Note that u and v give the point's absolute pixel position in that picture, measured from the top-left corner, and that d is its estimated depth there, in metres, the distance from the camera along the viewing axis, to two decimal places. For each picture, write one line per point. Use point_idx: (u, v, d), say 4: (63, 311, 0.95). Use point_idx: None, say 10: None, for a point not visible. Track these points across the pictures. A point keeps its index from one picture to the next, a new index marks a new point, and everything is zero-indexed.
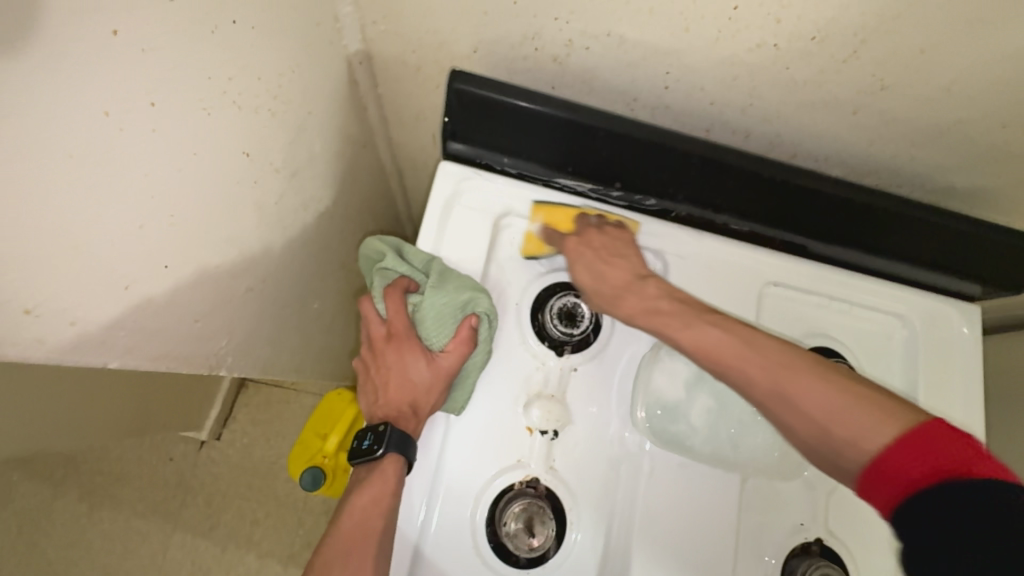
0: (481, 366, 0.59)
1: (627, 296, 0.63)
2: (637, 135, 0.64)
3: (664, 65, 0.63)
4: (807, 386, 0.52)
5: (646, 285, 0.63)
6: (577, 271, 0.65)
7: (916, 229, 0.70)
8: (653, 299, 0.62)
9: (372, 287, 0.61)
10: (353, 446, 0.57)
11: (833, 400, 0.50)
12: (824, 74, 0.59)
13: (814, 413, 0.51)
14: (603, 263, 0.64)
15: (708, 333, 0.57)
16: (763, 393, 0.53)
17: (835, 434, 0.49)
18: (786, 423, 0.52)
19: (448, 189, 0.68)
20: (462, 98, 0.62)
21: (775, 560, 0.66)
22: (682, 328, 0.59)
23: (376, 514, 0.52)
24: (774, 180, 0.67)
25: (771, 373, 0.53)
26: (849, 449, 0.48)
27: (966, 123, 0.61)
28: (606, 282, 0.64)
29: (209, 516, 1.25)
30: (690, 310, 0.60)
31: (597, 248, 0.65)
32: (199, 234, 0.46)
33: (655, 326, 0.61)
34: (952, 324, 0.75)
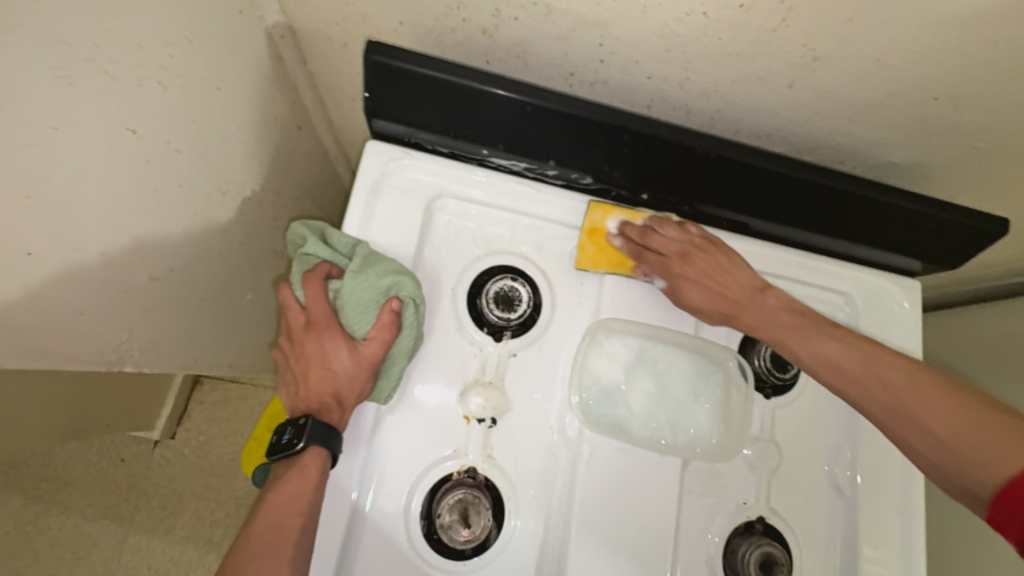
0: (408, 352, 0.57)
1: (749, 309, 0.65)
2: (567, 110, 0.61)
3: (597, 37, 0.61)
4: (929, 405, 0.51)
5: (767, 297, 0.64)
6: (690, 294, 0.66)
7: (853, 203, 0.69)
8: (776, 310, 0.64)
9: (289, 275, 0.57)
10: (272, 442, 0.54)
11: (958, 420, 0.48)
12: (755, 44, 0.58)
13: (939, 433, 0.49)
14: (720, 284, 0.65)
15: (831, 347, 0.59)
16: (883, 409, 0.54)
17: (964, 456, 0.47)
18: (910, 445, 0.52)
19: (377, 170, 0.65)
20: (379, 72, 0.58)
21: (718, 538, 0.66)
22: (803, 343, 0.61)
23: (294, 510, 0.51)
24: (710, 156, 0.65)
25: (893, 390, 0.53)
26: (978, 475, 0.45)
27: (898, 94, 0.61)
28: (725, 298, 0.65)
29: (165, 518, 1.20)
30: (814, 323, 0.61)
31: (706, 271, 0.65)
32: (69, 217, 0.44)
33: (778, 337, 0.63)
34: (892, 300, 0.76)
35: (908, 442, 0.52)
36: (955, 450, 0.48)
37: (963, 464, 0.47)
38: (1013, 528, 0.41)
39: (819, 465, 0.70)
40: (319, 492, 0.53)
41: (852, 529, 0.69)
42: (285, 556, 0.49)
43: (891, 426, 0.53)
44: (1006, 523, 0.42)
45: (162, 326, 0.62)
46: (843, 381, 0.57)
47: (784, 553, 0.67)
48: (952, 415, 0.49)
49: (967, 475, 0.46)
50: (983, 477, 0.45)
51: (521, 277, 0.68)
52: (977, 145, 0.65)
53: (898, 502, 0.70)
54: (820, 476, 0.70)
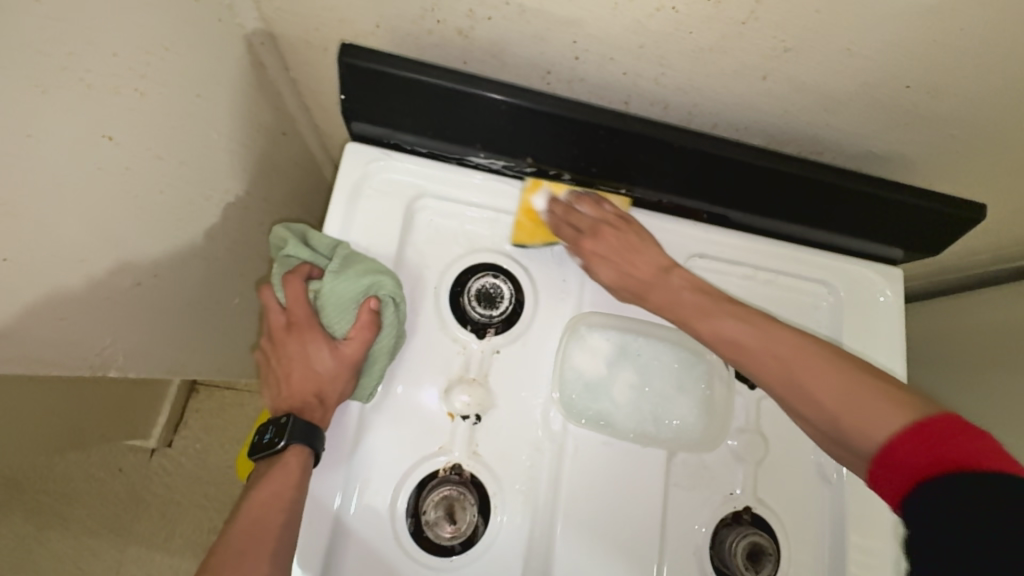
0: (388, 350, 0.57)
1: (653, 288, 0.65)
2: (542, 107, 0.62)
3: (571, 35, 0.62)
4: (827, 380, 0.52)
5: (672, 278, 0.65)
6: (600, 270, 0.66)
7: (832, 192, 0.69)
8: (678, 290, 0.64)
9: (270, 276, 0.58)
10: (253, 441, 0.55)
11: (840, 388, 0.51)
12: (727, 38, 0.58)
13: (828, 404, 0.52)
14: (629, 260, 0.66)
15: (729, 325, 0.60)
16: (790, 382, 0.55)
17: (846, 422, 0.50)
18: (800, 410, 0.55)
19: (357, 172, 0.66)
20: (355, 74, 0.59)
21: (706, 530, 0.66)
22: (704, 319, 0.61)
23: (275, 508, 0.51)
24: (687, 149, 0.66)
25: (785, 363, 0.55)
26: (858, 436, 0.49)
27: (871, 84, 0.61)
28: (631, 278, 0.66)
29: (163, 526, 1.20)
30: (713, 301, 0.62)
31: (615, 246, 0.66)
32: (46, 224, 0.45)
33: (678, 317, 0.64)
34: (875, 289, 0.76)
35: (803, 412, 0.54)
36: (841, 421, 0.51)
37: (840, 429, 0.51)
38: (893, 489, 0.44)
39: (805, 455, 0.71)
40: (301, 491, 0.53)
41: (841, 518, 0.69)
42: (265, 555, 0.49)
43: (791, 403, 0.55)
44: (886, 487, 0.45)
45: (147, 331, 0.63)
46: (746, 356, 0.58)
47: (772, 542, 0.67)
48: (833, 385, 0.52)
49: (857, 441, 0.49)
50: (861, 439, 0.49)
51: (503, 274, 0.68)
52: (952, 132, 0.66)
53: None
54: (807, 465, 0.70)
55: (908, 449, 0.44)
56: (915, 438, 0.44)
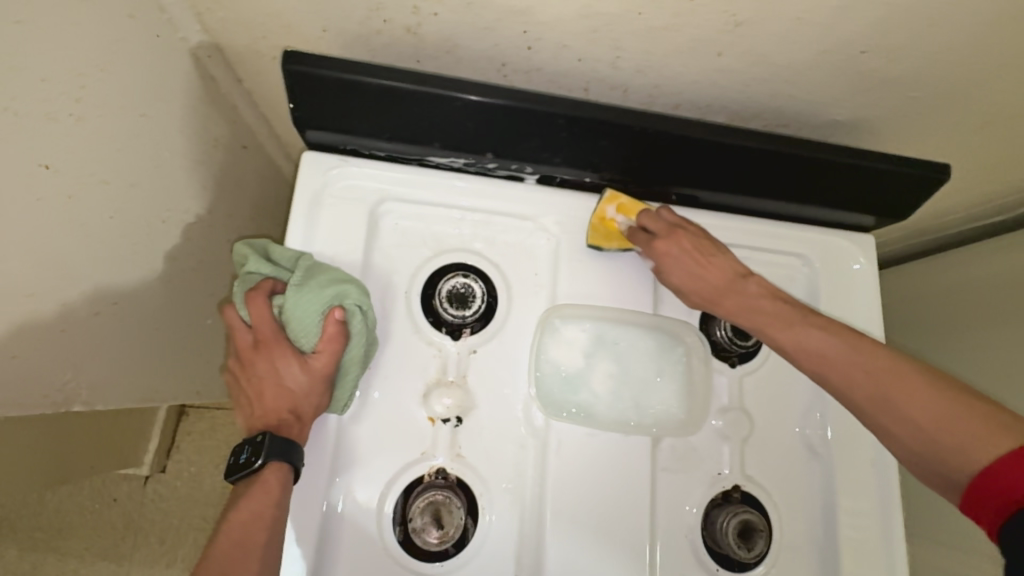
0: (361, 360, 0.56)
1: (728, 296, 0.62)
2: (497, 101, 0.60)
3: (521, 25, 0.60)
4: (911, 392, 0.48)
5: (749, 282, 0.62)
6: (672, 272, 0.64)
7: (797, 164, 0.69)
8: (757, 297, 0.61)
9: (232, 295, 0.56)
10: (229, 463, 0.52)
11: (941, 408, 0.47)
12: (678, 17, 0.57)
13: (922, 423, 0.47)
14: (700, 265, 0.63)
15: (811, 334, 0.55)
16: (863, 397, 0.51)
17: (939, 443, 0.46)
18: (882, 427, 0.50)
19: (315, 180, 0.64)
20: (300, 81, 0.57)
21: (697, 510, 0.66)
22: (785, 329, 0.57)
23: (258, 526, 0.49)
24: (648, 132, 0.65)
25: (874, 381, 0.50)
26: (956, 459, 0.44)
27: (826, 53, 0.61)
28: (708, 282, 0.63)
29: (163, 552, 1.19)
30: (793, 309, 0.58)
31: (691, 248, 0.63)
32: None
33: (756, 325, 0.59)
34: (847, 258, 0.76)
35: (890, 430, 0.49)
36: (935, 441, 0.46)
37: (937, 450, 0.46)
38: (985, 515, 0.41)
39: (790, 427, 0.71)
40: (282, 507, 0.51)
41: (829, 489, 0.69)
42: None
43: (869, 411, 0.51)
44: (975, 508, 0.42)
45: (113, 359, 0.62)
46: (824, 368, 0.54)
47: (763, 519, 0.67)
48: (928, 401, 0.47)
49: (947, 465, 0.45)
50: (963, 464, 0.44)
51: (473, 273, 0.68)
52: (912, 95, 0.66)
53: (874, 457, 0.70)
54: (793, 438, 0.70)
55: (1006, 472, 0.40)
56: (1016, 461, 0.40)
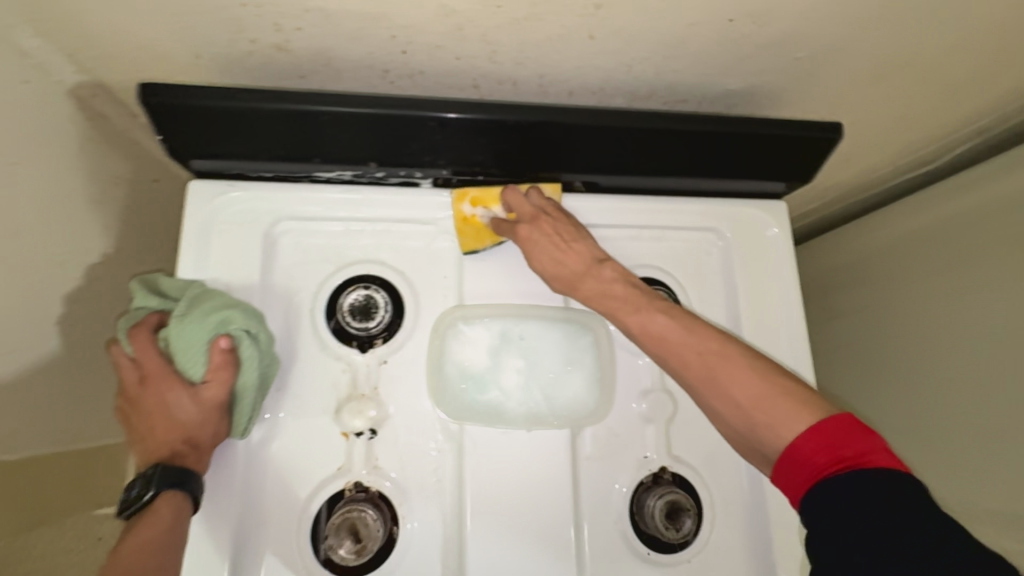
0: (254, 385, 0.56)
1: (583, 282, 0.64)
2: (363, 111, 0.59)
3: (387, 31, 0.60)
4: (735, 376, 0.54)
5: (603, 269, 0.63)
6: (535, 256, 0.64)
7: (690, 140, 0.68)
8: (610, 282, 0.62)
9: (117, 332, 0.57)
10: (120, 499, 0.51)
11: (758, 389, 0.53)
12: (536, 5, 0.57)
13: (737, 398, 0.53)
14: (561, 250, 0.64)
15: (656, 319, 0.59)
16: (694, 377, 0.56)
17: (756, 421, 0.52)
18: (709, 401, 0.56)
19: (203, 209, 0.64)
20: (163, 113, 0.57)
21: (627, 488, 0.66)
22: (635, 315, 0.60)
23: (144, 558, 0.47)
24: (531, 124, 0.64)
25: (704, 363, 0.56)
26: (769, 434, 0.51)
27: (696, 24, 0.60)
28: (566, 268, 0.64)
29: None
30: (644, 296, 0.61)
31: (552, 233, 0.64)
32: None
33: (607, 310, 0.62)
34: (761, 226, 0.76)
35: (717, 405, 0.55)
36: (752, 417, 0.52)
37: (754, 428, 0.52)
38: (791, 483, 0.48)
39: None
40: (177, 536, 0.50)
41: None
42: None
43: (698, 388, 0.56)
44: (786, 480, 0.49)
45: None
46: (660, 348, 0.59)
47: (693, 499, 0.67)
48: (751, 381, 0.53)
49: (761, 440, 0.52)
50: (772, 439, 0.51)
51: (377, 284, 0.67)
52: (796, 57, 0.65)
53: None
54: None
55: (813, 447, 0.47)
56: (816, 437, 0.47)
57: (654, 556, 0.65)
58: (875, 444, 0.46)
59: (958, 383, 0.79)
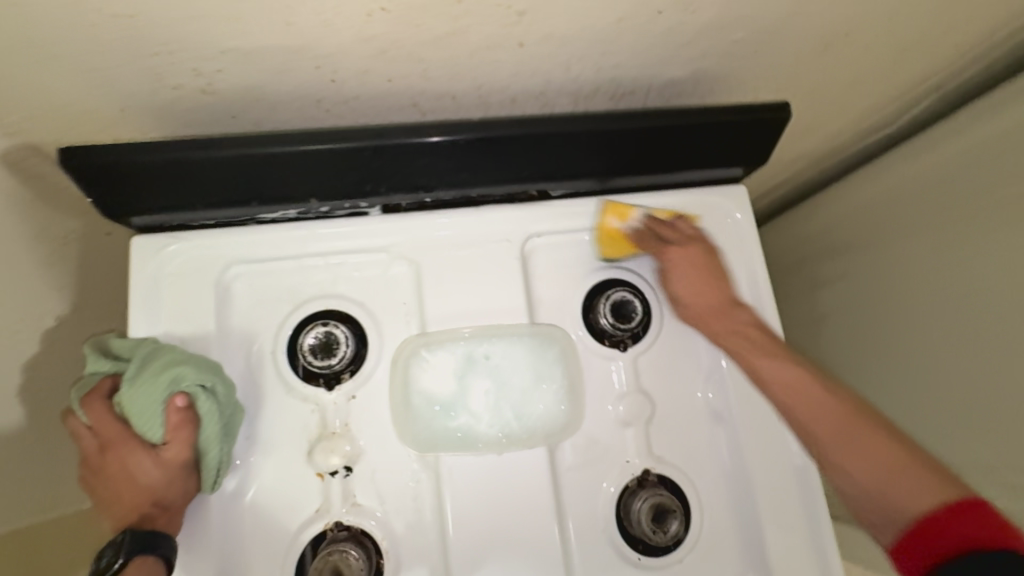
0: (216, 439, 0.54)
1: (719, 320, 0.67)
2: (294, 148, 0.58)
3: (311, 61, 0.58)
4: (866, 455, 0.53)
5: (742, 313, 0.67)
6: (676, 280, 0.68)
7: (637, 135, 0.67)
8: (748, 330, 0.65)
9: (70, 402, 0.55)
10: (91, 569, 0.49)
11: (882, 472, 0.51)
12: (458, 19, 0.55)
13: (856, 474, 0.53)
14: (697, 286, 0.68)
15: (765, 365, 0.62)
16: (829, 432, 0.56)
17: (881, 494, 0.51)
18: (832, 459, 0.55)
19: (149, 263, 0.63)
20: (90, 173, 0.56)
21: (615, 487, 0.66)
22: (770, 362, 0.62)
23: None
24: (470, 141, 0.63)
25: (848, 421, 0.55)
26: (888, 511, 0.50)
27: (625, 19, 0.58)
28: (703, 304, 0.68)
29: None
30: (781, 345, 0.63)
31: (692, 267, 0.68)
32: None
33: (737, 352, 0.65)
34: (722, 213, 0.75)
35: (843, 467, 0.54)
36: (879, 492, 0.51)
37: (882, 491, 0.51)
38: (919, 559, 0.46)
39: (692, 397, 0.70)
40: None
41: (739, 452, 0.68)
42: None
43: (824, 442, 0.56)
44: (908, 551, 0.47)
45: None
46: (796, 401, 0.59)
47: (677, 498, 0.66)
48: (883, 454, 0.52)
49: (878, 511, 0.51)
50: (892, 512, 0.50)
51: (335, 319, 0.66)
52: (733, 38, 0.63)
53: None
54: (696, 408, 0.69)
55: (953, 523, 0.45)
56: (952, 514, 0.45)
57: (645, 560, 0.65)
58: (999, 523, 0.44)
59: (941, 346, 0.79)
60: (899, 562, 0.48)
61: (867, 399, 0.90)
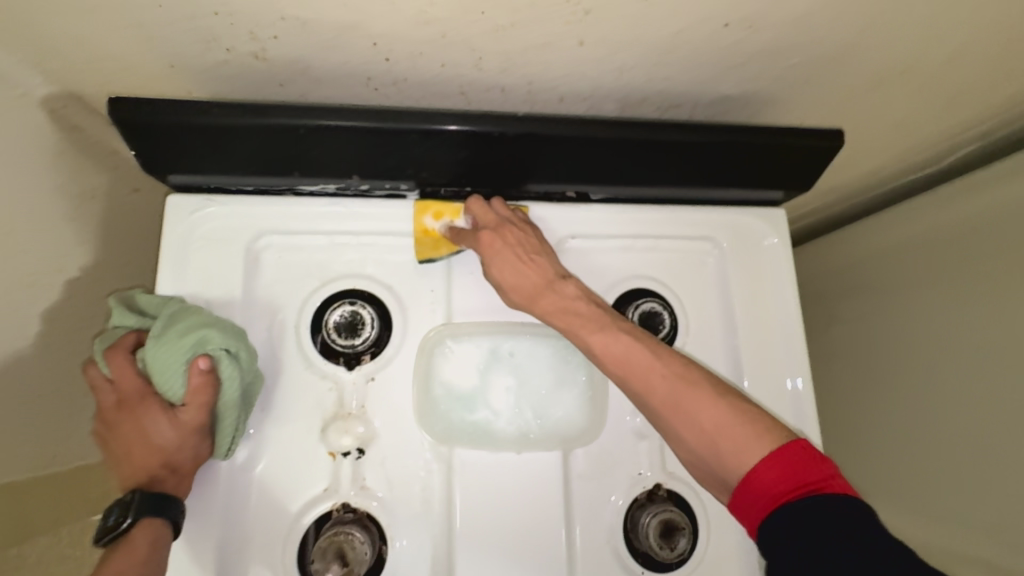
0: (235, 405, 0.54)
1: (540, 297, 0.61)
2: (342, 124, 0.57)
3: (367, 38, 0.57)
4: (701, 405, 0.52)
5: (568, 284, 0.62)
6: (496, 267, 0.62)
7: (686, 148, 0.66)
8: (572, 299, 0.61)
9: (93, 353, 0.54)
10: (97, 526, 0.48)
11: (719, 415, 0.51)
12: (521, 11, 0.54)
13: (705, 427, 0.51)
14: (522, 262, 0.62)
15: (620, 340, 0.57)
16: (661, 400, 0.54)
17: (719, 448, 0.50)
18: (676, 429, 0.53)
19: (183, 224, 0.62)
20: (135, 126, 0.55)
21: (623, 501, 0.65)
22: (598, 333, 0.58)
23: None
24: (518, 134, 0.62)
25: (672, 389, 0.54)
26: (730, 465, 0.49)
27: (686, 30, 0.57)
28: (527, 280, 0.62)
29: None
30: (607, 315, 0.59)
31: (514, 244, 0.62)
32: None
33: (569, 326, 0.60)
34: (758, 235, 0.74)
35: (678, 434, 0.53)
36: (716, 446, 0.50)
37: (717, 452, 0.50)
38: (751, 514, 0.47)
39: None
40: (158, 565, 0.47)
41: None
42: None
43: (661, 413, 0.54)
44: (741, 507, 0.48)
45: None
46: (626, 371, 0.56)
47: (686, 516, 0.66)
48: (717, 414, 0.51)
49: (718, 464, 0.50)
50: (733, 465, 0.49)
51: (362, 299, 0.65)
52: (790, 61, 0.62)
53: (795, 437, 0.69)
54: None
55: (770, 475, 0.46)
56: (773, 465, 0.47)
57: None
58: (825, 468, 0.46)
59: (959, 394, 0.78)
60: (736, 514, 0.49)
61: (870, 432, 0.91)
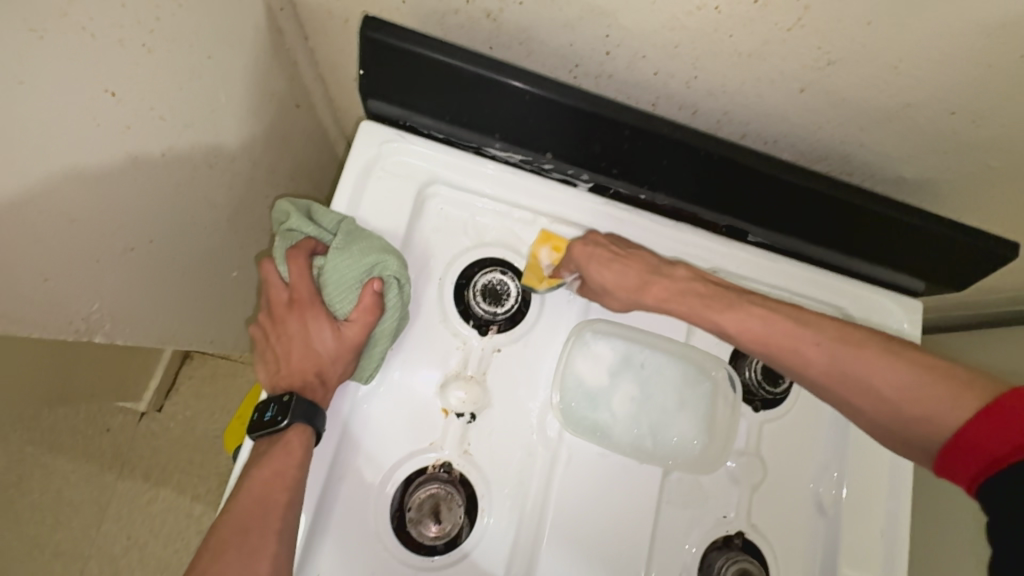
0: (391, 334, 0.56)
1: (651, 286, 0.62)
2: (559, 98, 0.60)
3: (604, 28, 0.57)
4: (868, 366, 0.51)
5: (677, 268, 0.63)
6: (595, 272, 0.62)
7: (857, 215, 0.67)
8: (687, 280, 0.62)
9: (272, 251, 0.57)
10: (253, 418, 0.54)
11: (906, 378, 0.49)
12: (768, 44, 0.54)
13: (886, 395, 0.50)
14: (626, 260, 0.62)
15: (750, 313, 0.58)
16: (821, 371, 0.54)
17: (910, 414, 0.49)
18: (863, 408, 0.52)
19: (371, 150, 0.64)
20: (376, 48, 0.58)
21: (695, 549, 0.64)
22: (724, 311, 0.59)
23: (279, 487, 0.50)
24: (708, 155, 0.64)
25: (830, 355, 0.53)
26: (923, 424, 0.48)
27: (913, 106, 0.57)
28: (630, 276, 0.62)
29: (175, 537, 1.08)
30: (730, 292, 0.60)
31: (610, 246, 0.63)
32: (14, 169, 0.42)
33: (686, 309, 0.60)
34: (892, 319, 0.72)
35: (855, 405, 0.52)
36: (905, 410, 0.49)
37: (903, 419, 0.49)
38: (962, 473, 0.44)
39: (802, 483, 0.68)
40: (304, 469, 0.52)
41: (832, 553, 0.67)
42: (273, 530, 0.49)
43: (827, 385, 0.54)
44: (953, 470, 0.45)
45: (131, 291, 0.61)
46: (765, 345, 0.56)
47: (761, 570, 0.64)
48: (903, 374, 0.50)
49: (924, 432, 0.48)
50: (931, 429, 0.47)
51: (511, 271, 0.66)
52: (995, 169, 0.62)
53: (881, 526, 0.68)
54: (805, 494, 0.68)
55: (980, 436, 0.43)
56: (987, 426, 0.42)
57: None
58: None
59: None
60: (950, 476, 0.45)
61: None
